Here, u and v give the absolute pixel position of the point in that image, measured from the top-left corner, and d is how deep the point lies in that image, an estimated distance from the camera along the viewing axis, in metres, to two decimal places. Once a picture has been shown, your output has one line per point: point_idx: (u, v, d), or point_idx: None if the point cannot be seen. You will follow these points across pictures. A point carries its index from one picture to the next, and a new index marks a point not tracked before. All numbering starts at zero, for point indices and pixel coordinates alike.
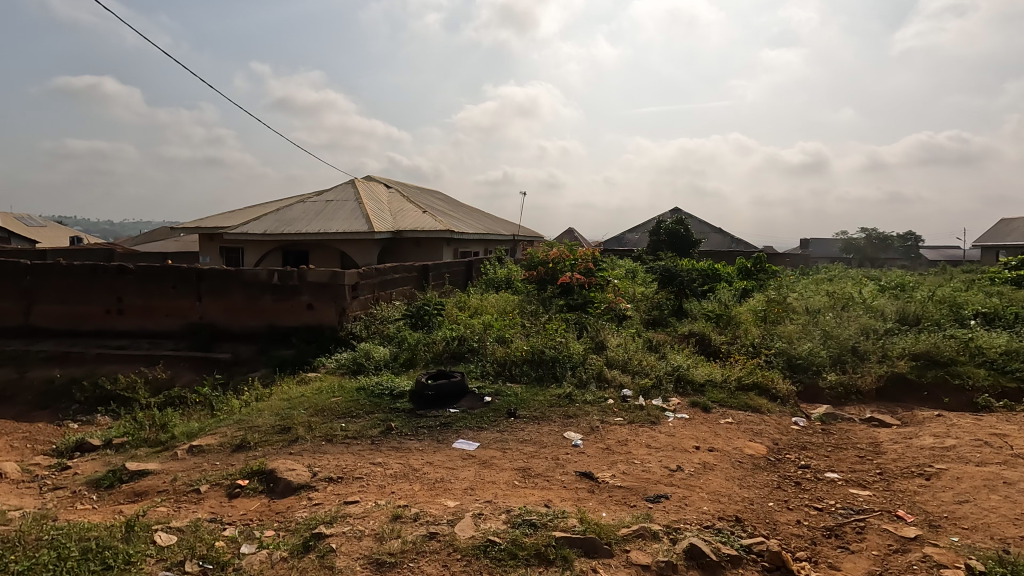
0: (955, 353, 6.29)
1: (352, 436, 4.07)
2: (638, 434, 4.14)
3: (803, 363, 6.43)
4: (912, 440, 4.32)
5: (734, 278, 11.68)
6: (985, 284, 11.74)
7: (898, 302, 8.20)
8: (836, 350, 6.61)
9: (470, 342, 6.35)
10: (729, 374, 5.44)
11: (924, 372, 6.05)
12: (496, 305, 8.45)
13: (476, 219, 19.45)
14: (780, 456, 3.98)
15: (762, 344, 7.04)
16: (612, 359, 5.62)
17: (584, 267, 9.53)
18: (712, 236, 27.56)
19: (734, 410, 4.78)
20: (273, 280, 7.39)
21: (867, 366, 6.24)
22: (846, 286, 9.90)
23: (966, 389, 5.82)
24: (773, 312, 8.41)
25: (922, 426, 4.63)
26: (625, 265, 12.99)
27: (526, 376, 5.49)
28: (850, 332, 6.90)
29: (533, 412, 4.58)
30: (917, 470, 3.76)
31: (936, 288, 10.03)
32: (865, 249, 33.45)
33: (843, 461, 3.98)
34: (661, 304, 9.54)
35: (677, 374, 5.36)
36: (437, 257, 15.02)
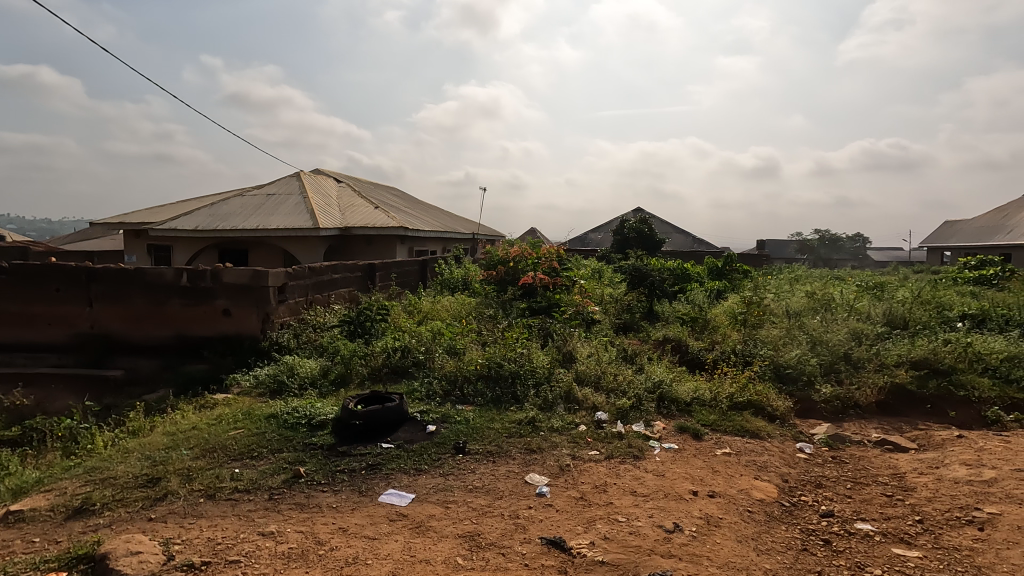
0: (955, 360, 5.71)
1: (244, 490, 3.04)
2: (620, 475, 3.26)
3: (793, 373, 5.75)
4: (942, 471, 3.61)
5: (705, 278, 11.07)
6: (955, 284, 11.49)
7: (883, 304, 7.64)
8: (828, 358, 5.96)
9: (416, 355, 5.40)
10: (719, 390, 4.65)
11: (926, 383, 5.45)
12: (450, 309, 7.49)
13: (434, 216, 18.40)
14: (796, 501, 3.17)
15: (745, 351, 6.35)
16: (583, 374, 4.75)
17: (547, 266, 8.66)
18: (675, 236, 27.39)
19: (730, 436, 3.98)
20: (181, 281, 6.23)
21: (864, 376, 5.58)
22: (824, 287, 9.39)
23: (973, 402, 5.22)
24: (753, 315, 7.74)
25: (946, 452, 3.95)
26: (591, 265, 12.25)
27: (481, 397, 4.56)
28: (840, 338, 6.26)
29: (487, 446, 3.65)
30: (963, 516, 3.02)
31: (913, 288, 9.61)
32: (820, 249, 33.98)
33: (871, 504, 3.21)
34: (632, 306, 8.77)
35: (660, 392, 4.54)
36: (390, 256, 13.93)
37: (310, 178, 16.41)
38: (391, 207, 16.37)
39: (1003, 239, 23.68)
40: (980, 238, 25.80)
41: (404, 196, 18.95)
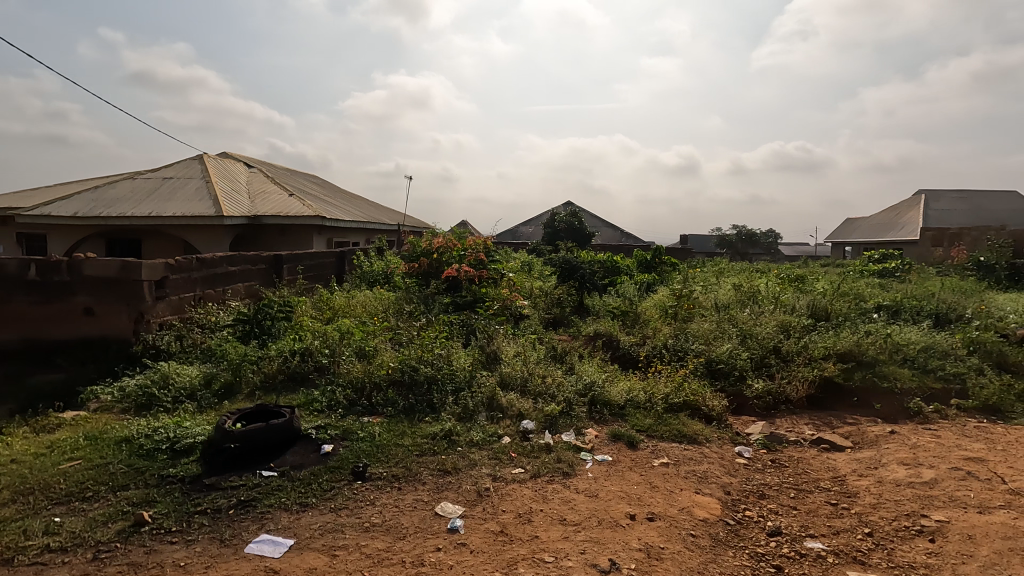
0: (878, 351, 5.74)
1: (59, 549, 2.30)
2: (547, 499, 2.80)
3: (724, 368, 5.59)
4: (881, 472, 3.43)
5: (635, 271, 10.95)
6: (864, 275, 12.06)
7: (806, 295, 7.71)
8: (758, 351, 5.83)
9: (319, 359, 4.72)
10: (653, 390, 4.32)
11: (852, 375, 5.41)
12: (366, 305, 6.80)
13: (357, 206, 17.36)
14: (741, 518, 2.83)
15: (677, 346, 6.14)
16: (508, 376, 4.27)
17: (474, 258, 8.12)
18: (604, 230, 27.62)
19: (666, 443, 3.63)
20: (29, 275, 5.17)
21: (794, 369, 5.48)
22: (749, 279, 9.46)
23: (896, 393, 5.22)
24: (683, 309, 7.59)
25: (881, 450, 3.79)
26: (521, 257, 11.83)
27: (392, 406, 3.98)
28: (769, 331, 6.17)
29: (393, 468, 3.09)
30: (911, 525, 2.79)
31: (829, 280, 9.90)
32: (737, 244, 35.57)
33: (818, 516, 2.94)
34: (562, 300, 8.43)
35: (592, 395, 4.14)
36: (306, 247, 12.87)
37: (214, 161, 14.92)
38: (309, 195, 15.21)
39: (897, 235, 25.71)
40: (877, 233, 27.90)
41: (323, 184, 17.75)
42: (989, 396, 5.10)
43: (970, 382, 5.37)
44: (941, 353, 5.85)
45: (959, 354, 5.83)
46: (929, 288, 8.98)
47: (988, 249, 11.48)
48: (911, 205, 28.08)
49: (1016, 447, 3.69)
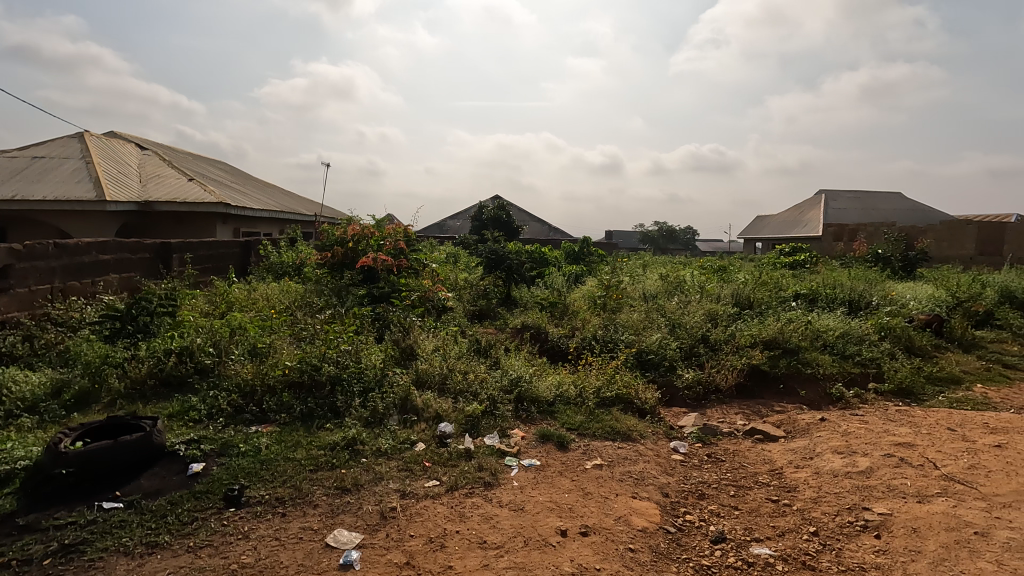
0: (800, 338, 5.78)
1: None
2: (465, 517, 2.37)
3: (654, 359, 5.45)
4: (817, 462, 3.29)
5: (563, 262, 10.76)
6: (778, 266, 12.58)
7: (730, 285, 7.75)
8: (687, 341, 5.72)
9: (203, 359, 4.02)
10: (584, 384, 4.01)
11: (777, 362, 5.40)
12: (269, 297, 6.08)
13: (269, 194, 16.10)
14: (682, 525, 2.54)
15: (607, 337, 5.93)
16: (424, 374, 3.79)
17: (393, 246, 7.54)
18: (533, 224, 27.51)
19: (599, 441, 3.31)
20: None
21: (722, 358, 5.38)
22: (675, 269, 9.50)
23: (819, 379, 5.24)
24: (611, 299, 7.42)
25: (814, 438, 3.68)
26: (446, 248, 11.32)
27: (288, 412, 3.40)
28: (698, 319, 6.08)
29: (279, 488, 2.54)
30: (855, 521, 2.61)
31: (748, 270, 10.15)
32: (659, 240, 36.73)
33: (761, 515, 2.70)
34: (488, 291, 8.04)
35: (518, 392, 3.76)
36: (208, 237, 11.67)
37: (98, 140, 13.23)
38: (213, 180, 13.86)
39: (802, 231, 27.45)
40: (785, 229, 29.69)
41: (230, 171, 16.31)
42: (903, 379, 5.21)
43: (885, 366, 5.49)
44: (856, 338, 5.97)
45: (873, 339, 5.98)
46: (839, 277, 9.39)
47: (885, 241, 12.26)
48: (813, 203, 30.10)
49: (938, 430, 3.69)
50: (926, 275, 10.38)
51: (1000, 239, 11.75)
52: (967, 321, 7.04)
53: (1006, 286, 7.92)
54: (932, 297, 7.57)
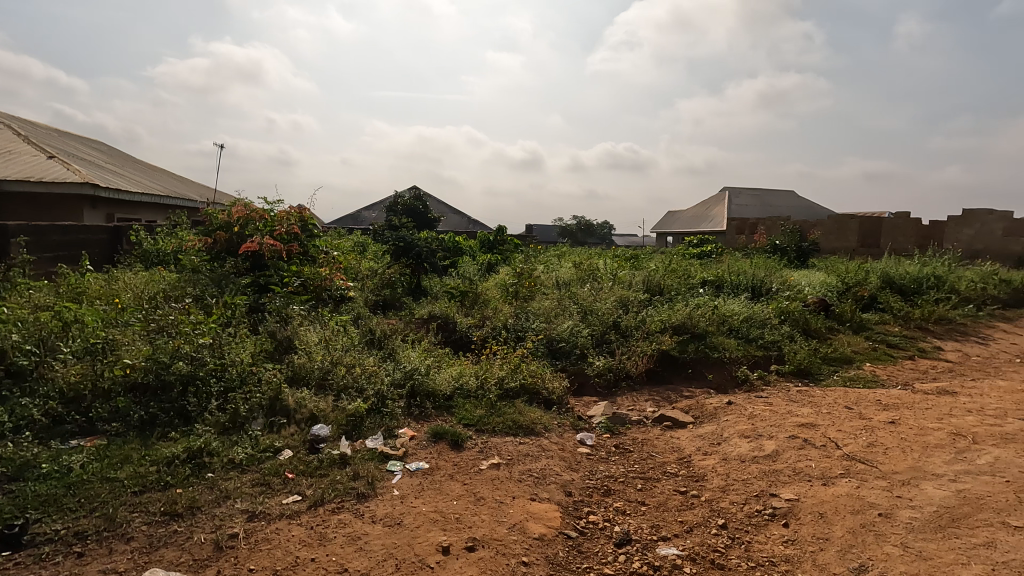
0: (707, 323, 5.80)
1: None
2: (326, 539, 1.95)
3: (565, 347, 5.27)
4: (725, 448, 3.16)
5: (477, 252, 10.41)
6: (688, 255, 12.96)
7: (641, 272, 7.74)
8: (598, 328, 5.56)
9: (19, 359, 3.26)
10: (487, 374, 3.67)
11: (686, 347, 5.36)
12: (131, 287, 5.24)
13: (154, 178, 14.46)
14: (584, 528, 2.26)
15: (517, 326, 5.67)
16: (301, 369, 3.29)
17: (288, 231, 6.82)
18: (451, 216, 26.94)
19: (499, 437, 2.99)
20: None
21: (633, 345, 5.26)
22: (589, 258, 9.42)
23: (725, 362, 5.25)
24: (524, 287, 7.18)
25: (722, 423, 3.56)
26: (354, 237, 10.61)
27: (123, 421, 2.77)
28: (609, 306, 5.95)
29: (83, 520, 1.98)
30: (763, 509, 2.46)
31: (659, 258, 10.31)
32: (577, 233, 37.37)
33: (668, 510, 2.49)
34: (395, 281, 7.53)
35: (412, 386, 3.36)
36: (75, 221, 10.15)
37: None
38: (82, 160, 12.18)
39: (708, 225, 28.89)
40: (693, 224, 31.16)
41: (106, 151, 14.49)
42: (801, 360, 5.33)
43: (785, 348, 5.61)
44: (759, 323, 6.09)
45: (774, 322, 6.12)
46: (742, 265, 9.73)
47: (782, 233, 12.97)
48: (718, 199, 31.80)
49: (837, 409, 3.71)
50: (818, 264, 11.04)
51: (878, 233, 12.61)
52: (855, 305, 7.46)
53: (887, 272, 8.51)
54: (825, 283, 7.97)
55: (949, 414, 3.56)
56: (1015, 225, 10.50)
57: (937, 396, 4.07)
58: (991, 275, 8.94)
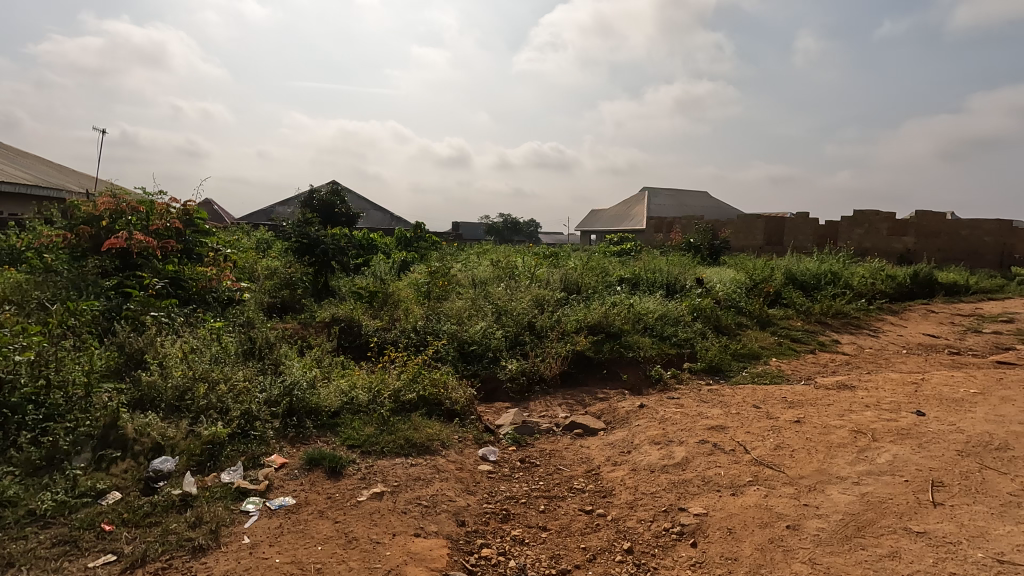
0: (623, 321, 5.70)
1: None
2: None
3: (477, 351, 5.01)
4: (635, 458, 2.98)
5: (392, 249, 9.91)
6: (608, 252, 13.07)
7: (559, 270, 7.59)
8: (512, 329, 5.31)
9: None
10: (381, 385, 3.28)
11: (601, 347, 5.22)
12: None
13: (21, 165, 12.72)
14: (475, 567, 1.97)
15: (427, 329, 5.36)
16: (152, 389, 2.76)
17: (168, 225, 5.98)
18: (372, 212, 25.91)
19: (387, 460, 2.63)
20: None
21: (547, 346, 5.06)
22: (509, 255, 9.18)
23: (639, 362, 5.16)
24: (437, 286, 6.83)
25: (634, 429, 3.40)
26: (256, 233, 9.77)
27: None
28: (524, 306, 5.71)
29: None
30: (671, 528, 2.28)
31: (578, 255, 10.26)
32: (502, 231, 37.25)
33: (571, 535, 2.24)
34: (296, 282, 6.90)
35: (290, 403, 2.92)
36: None
37: None
38: None
39: (629, 224, 29.71)
40: (615, 222, 31.96)
41: None
42: (712, 357, 5.35)
43: (697, 346, 5.62)
44: (673, 320, 6.10)
45: (687, 320, 6.15)
46: (658, 263, 9.88)
47: (696, 231, 13.40)
48: (638, 199, 32.80)
49: (746, 409, 3.65)
50: (729, 261, 11.46)
51: (781, 231, 13.29)
52: (762, 301, 7.71)
53: (790, 270, 8.91)
54: (735, 279, 8.20)
55: (849, 409, 3.59)
56: (898, 224, 11.39)
57: (838, 391, 4.14)
58: (880, 272, 9.60)
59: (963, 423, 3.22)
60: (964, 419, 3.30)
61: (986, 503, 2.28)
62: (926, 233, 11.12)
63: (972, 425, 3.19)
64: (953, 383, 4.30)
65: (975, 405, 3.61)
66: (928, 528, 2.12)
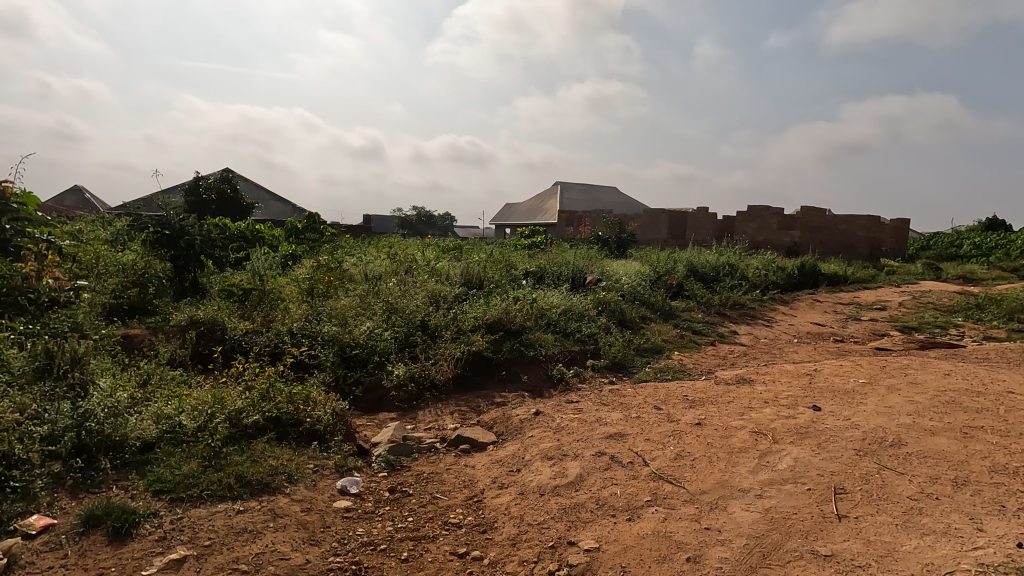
0: (524, 318, 5.36)
1: None
2: None
3: (361, 355, 4.46)
4: (524, 478, 2.60)
5: (280, 242, 9.00)
6: (518, 245, 12.82)
7: (461, 263, 7.14)
8: (402, 329, 4.79)
9: None
10: (218, 405, 2.66)
11: (500, 346, 4.83)
12: None
13: None
14: None
15: (304, 332, 4.72)
16: None
17: None
18: (272, 202, 24.07)
19: (206, 507, 2.05)
20: None
21: (440, 347, 4.59)
22: (408, 247, 8.58)
23: (541, 361, 4.84)
24: (324, 282, 6.14)
25: (526, 442, 3.02)
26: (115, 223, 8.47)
27: None
28: (417, 303, 5.20)
29: None
30: (557, 570, 1.90)
31: (485, 249, 9.86)
32: (415, 223, 36.15)
33: None
34: (149, 280, 5.83)
35: (81, 440, 2.25)
36: None
37: None
38: None
39: (542, 218, 29.84)
40: (529, 216, 32.00)
41: None
42: (616, 353, 5.13)
43: (601, 341, 5.39)
44: (576, 315, 5.85)
45: (591, 315, 5.92)
46: (566, 256, 9.72)
47: (604, 224, 13.46)
48: (551, 193, 33.07)
49: (647, 412, 3.39)
50: (634, 254, 11.57)
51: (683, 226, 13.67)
52: (665, 294, 7.71)
53: (691, 262, 9.05)
54: (640, 272, 8.16)
55: (749, 407, 3.44)
56: (787, 219, 12.03)
57: (737, 386, 4.02)
58: (771, 264, 10.03)
59: (857, 417, 3.14)
60: (857, 412, 3.23)
61: (889, 512, 2.11)
62: (811, 228, 11.82)
63: (866, 419, 3.11)
64: (843, 373, 4.33)
65: (865, 396, 3.59)
66: (836, 548, 1.89)
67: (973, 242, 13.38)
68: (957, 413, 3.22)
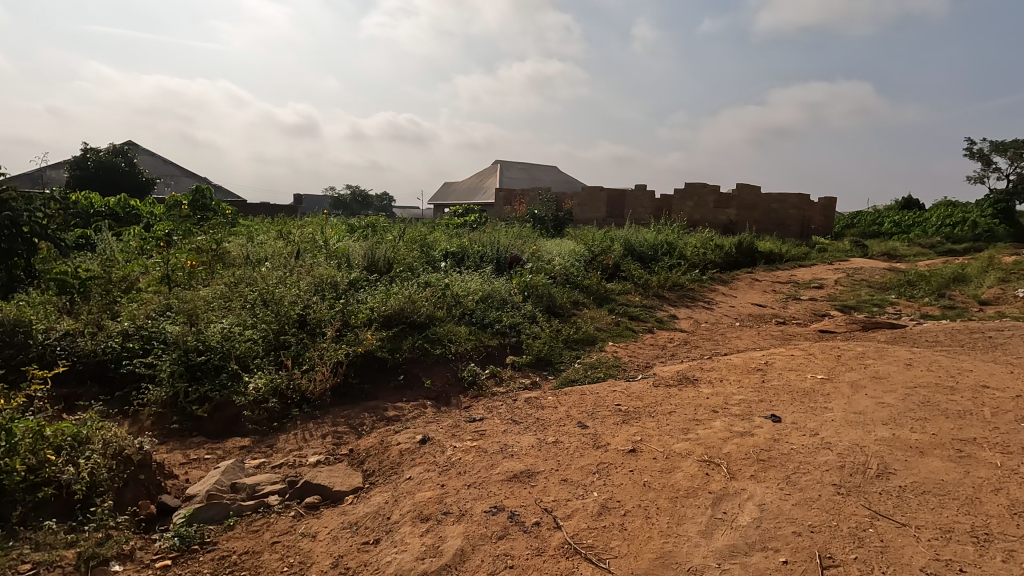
0: (432, 307, 4.48)
1: None
2: None
3: (212, 362, 3.45)
4: (381, 557, 1.75)
5: (159, 219, 7.64)
6: (449, 225, 11.87)
7: (367, 243, 6.14)
8: (272, 326, 3.81)
9: None
10: None
11: (398, 345, 3.95)
12: None
13: None
14: None
15: (139, 333, 3.65)
16: None
17: None
18: (183, 179, 21.81)
19: None
20: None
21: (319, 349, 3.65)
22: (312, 226, 7.46)
23: (449, 360, 3.98)
24: (190, 269, 5.00)
25: (400, 488, 2.18)
26: None
27: None
28: (297, 293, 4.21)
29: None
30: None
31: (405, 227, 8.85)
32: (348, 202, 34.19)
33: None
34: None
35: None
36: None
37: None
38: None
39: (481, 198, 28.83)
40: (467, 196, 30.89)
41: None
42: (541, 348, 4.35)
43: (524, 333, 4.59)
44: (497, 303, 5.03)
45: (514, 302, 5.11)
46: (495, 235, 8.85)
47: (540, 201, 12.68)
48: (490, 172, 32.06)
49: (569, 432, 2.61)
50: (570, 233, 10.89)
51: (622, 203, 13.11)
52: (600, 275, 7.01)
53: (629, 241, 8.43)
54: (572, 252, 7.43)
55: (695, 420, 2.72)
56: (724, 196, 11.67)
57: (681, 388, 3.32)
58: (709, 242, 9.58)
59: (827, 432, 2.49)
60: (825, 425, 2.58)
61: None
62: (748, 205, 11.53)
63: (837, 434, 2.46)
64: (796, 367, 3.72)
65: (828, 400, 2.96)
66: None
67: (897, 219, 13.58)
68: (939, 420, 2.62)
